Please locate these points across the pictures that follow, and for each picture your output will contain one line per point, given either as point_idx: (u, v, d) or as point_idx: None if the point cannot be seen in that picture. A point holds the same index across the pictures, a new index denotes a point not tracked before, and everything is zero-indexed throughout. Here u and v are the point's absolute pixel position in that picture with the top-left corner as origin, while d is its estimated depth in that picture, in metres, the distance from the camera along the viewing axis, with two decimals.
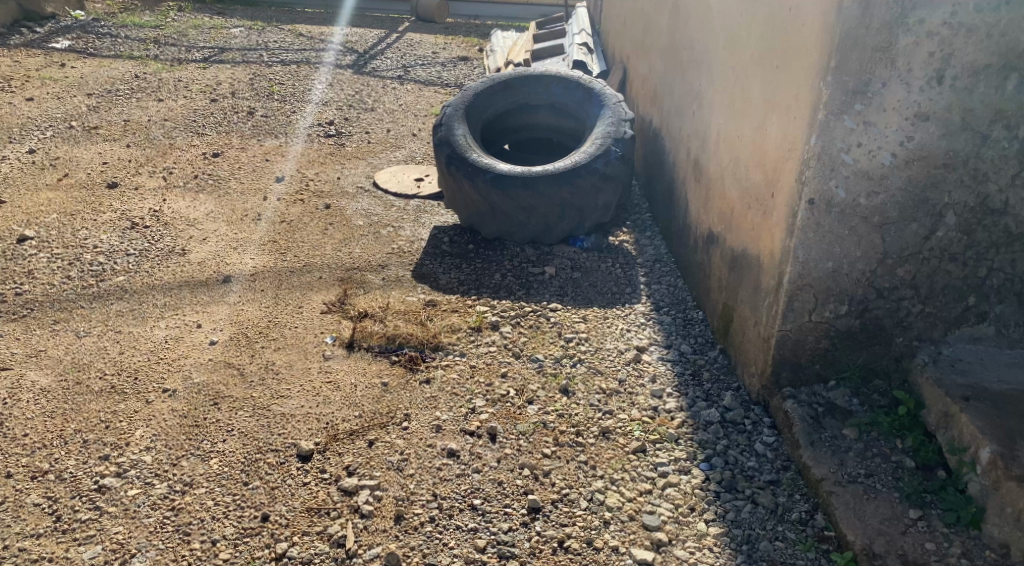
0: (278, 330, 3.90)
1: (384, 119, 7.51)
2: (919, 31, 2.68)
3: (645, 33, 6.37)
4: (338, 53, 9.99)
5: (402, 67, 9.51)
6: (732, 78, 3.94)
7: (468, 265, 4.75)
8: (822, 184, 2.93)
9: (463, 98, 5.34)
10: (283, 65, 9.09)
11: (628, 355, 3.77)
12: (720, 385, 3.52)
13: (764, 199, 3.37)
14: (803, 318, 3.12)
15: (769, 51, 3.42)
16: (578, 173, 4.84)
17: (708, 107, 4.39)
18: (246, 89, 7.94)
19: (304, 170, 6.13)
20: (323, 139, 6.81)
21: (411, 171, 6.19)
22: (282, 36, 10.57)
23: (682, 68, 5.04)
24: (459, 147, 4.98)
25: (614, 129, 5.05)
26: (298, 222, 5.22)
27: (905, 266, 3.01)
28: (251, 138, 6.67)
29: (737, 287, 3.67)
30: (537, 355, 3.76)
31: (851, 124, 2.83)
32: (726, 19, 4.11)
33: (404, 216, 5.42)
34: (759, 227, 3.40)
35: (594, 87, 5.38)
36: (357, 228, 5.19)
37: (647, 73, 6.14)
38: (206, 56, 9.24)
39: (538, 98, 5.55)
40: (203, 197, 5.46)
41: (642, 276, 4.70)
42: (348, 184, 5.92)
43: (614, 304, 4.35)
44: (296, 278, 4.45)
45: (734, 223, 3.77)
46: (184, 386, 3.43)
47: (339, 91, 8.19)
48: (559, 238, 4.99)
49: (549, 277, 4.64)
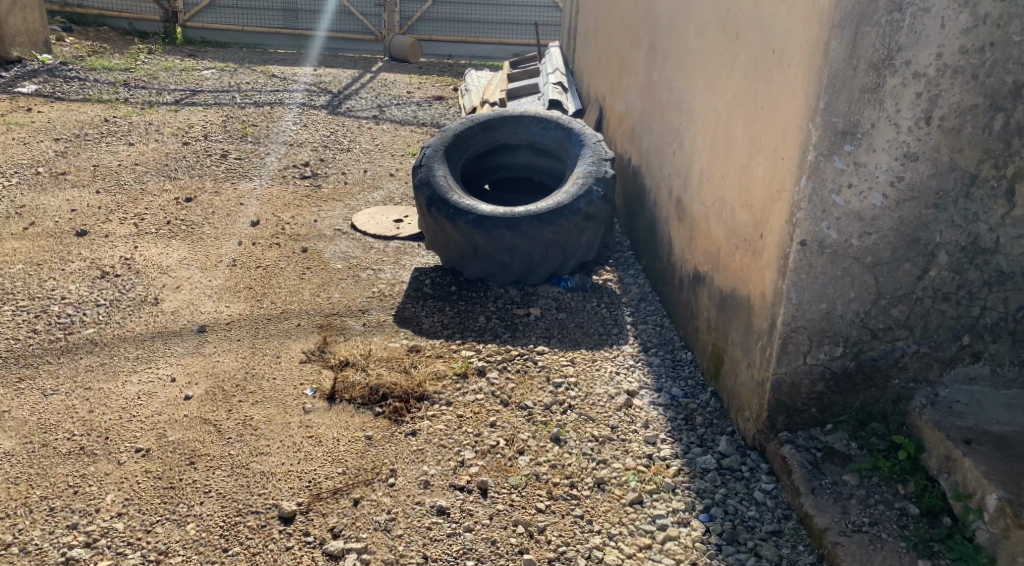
0: (256, 382, 3.76)
1: (360, 159, 7.45)
2: (906, 72, 2.66)
3: (621, 73, 6.38)
4: (312, 93, 9.95)
5: (376, 107, 9.48)
6: (715, 118, 3.92)
7: (451, 308, 4.66)
8: (814, 226, 2.88)
9: (443, 138, 5.28)
10: (256, 106, 9.02)
11: (619, 400, 3.69)
12: (714, 430, 3.45)
13: (753, 240, 3.32)
14: (798, 361, 3.07)
15: (755, 91, 3.39)
16: (561, 213, 4.79)
17: (689, 147, 4.37)
18: (219, 132, 7.84)
19: (280, 213, 6.02)
20: (298, 181, 6.72)
21: (389, 212, 6.12)
22: (254, 77, 10.51)
23: (661, 107, 5.04)
24: (440, 188, 4.91)
25: (595, 168, 5.02)
26: (275, 267, 5.10)
27: (899, 306, 2.97)
28: (224, 181, 6.56)
29: (727, 328, 3.61)
30: (526, 402, 3.66)
31: (841, 165, 2.80)
32: (707, 60, 4.11)
33: (383, 259, 5.33)
34: (749, 268, 3.35)
35: (574, 127, 5.35)
36: (336, 272, 5.08)
37: (624, 112, 6.15)
38: (177, 98, 9.14)
39: (518, 138, 5.51)
40: (176, 243, 5.33)
41: (627, 316, 4.64)
42: (325, 227, 5.83)
43: (601, 346, 4.28)
44: (274, 326, 4.32)
45: (722, 264, 3.72)
46: (158, 445, 3.27)
47: (313, 132, 8.12)
48: (542, 278, 4.92)
49: (534, 319, 4.56)
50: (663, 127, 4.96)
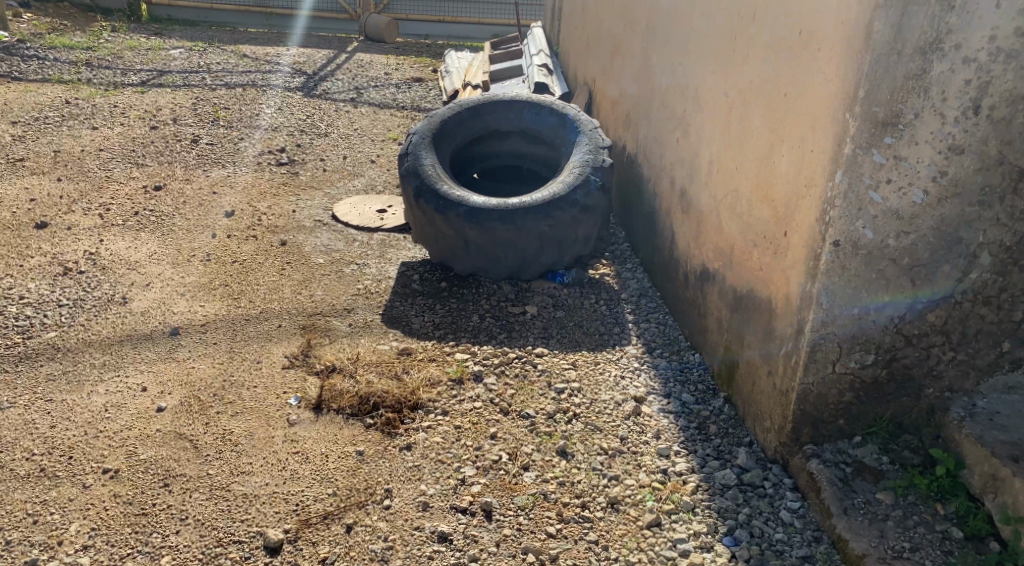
0: (234, 392, 3.47)
1: (339, 144, 7.11)
2: (956, 56, 2.42)
3: (614, 56, 6.11)
4: (286, 74, 9.55)
5: (354, 89, 9.11)
6: (726, 105, 3.68)
7: (442, 307, 4.40)
8: (849, 224, 2.66)
9: (430, 124, 5.01)
10: (228, 88, 8.62)
11: (627, 407, 3.46)
12: (731, 440, 3.23)
13: (774, 238, 3.09)
14: (826, 369, 2.85)
15: (776, 76, 3.15)
16: (558, 205, 4.53)
17: (695, 135, 4.13)
18: (189, 115, 7.45)
19: (256, 203, 5.69)
20: (274, 168, 6.38)
21: (371, 202, 5.81)
22: (225, 57, 10.08)
23: (661, 92, 4.79)
24: (428, 178, 4.64)
25: (592, 156, 4.76)
26: (252, 261, 4.79)
27: (936, 310, 2.75)
28: (196, 168, 6.20)
29: (743, 331, 3.39)
30: (527, 410, 3.42)
31: (880, 159, 2.57)
32: (716, 43, 3.86)
33: (367, 253, 5.04)
34: (770, 267, 3.13)
35: (568, 112, 5.08)
36: (318, 267, 4.78)
37: (618, 97, 5.88)
38: (143, 79, 8.71)
39: (508, 124, 5.23)
40: (145, 236, 4.98)
41: (628, 314, 4.41)
42: (304, 217, 5.51)
43: (603, 347, 4.04)
44: (253, 327, 4.02)
45: (737, 262, 3.49)
46: (128, 465, 2.98)
47: (289, 115, 7.76)
48: (537, 273, 4.68)
49: (530, 318, 4.30)
50: (664, 113, 4.71)
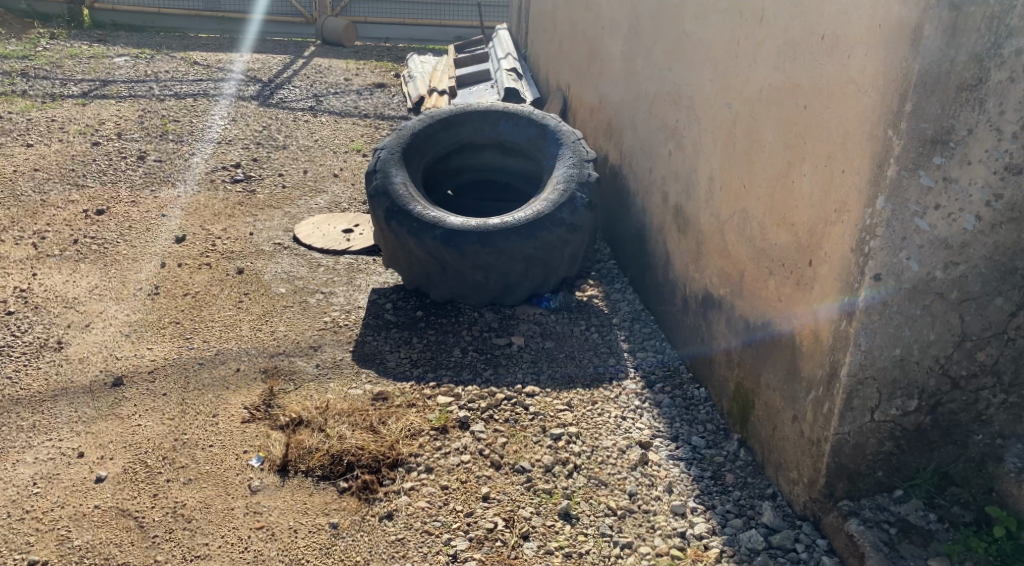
0: (187, 454, 3.02)
1: (298, 157, 6.66)
2: (1016, 64, 2.08)
3: (590, 60, 5.76)
4: (240, 82, 9.05)
5: (312, 96, 8.66)
6: (730, 116, 3.35)
7: (419, 339, 4.00)
8: (891, 256, 2.33)
9: (399, 138, 4.62)
10: (178, 98, 8.11)
11: (633, 456, 3.11)
12: (752, 493, 2.90)
13: (796, 267, 2.76)
14: (864, 418, 2.52)
15: (792, 84, 2.82)
16: (542, 225, 4.17)
17: (691, 148, 3.79)
18: (135, 129, 6.94)
19: (209, 225, 5.24)
20: (228, 186, 5.91)
21: (336, 221, 5.38)
22: (174, 65, 9.55)
23: (647, 100, 4.44)
24: (400, 198, 4.26)
25: (577, 171, 4.42)
26: (205, 294, 4.34)
27: (987, 348, 2.43)
28: (142, 188, 5.72)
29: (759, 367, 3.05)
30: (522, 463, 3.05)
31: (928, 182, 2.24)
32: (715, 48, 3.53)
33: (334, 279, 4.62)
34: (791, 298, 2.79)
35: (548, 123, 4.73)
36: (280, 298, 4.36)
37: (597, 103, 5.53)
38: (85, 91, 8.18)
39: (484, 136, 4.85)
40: (84, 267, 4.51)
41: (623, 341, 4.06)
42: (263, 240, 5.07)
43: (599, 381, 3.68)
44: (207, 373, 3.58)
45: (748, 290, 3.16)
46: (60, 556, 2.57)
47: (243, 127, 7.29)
48: (522, 298, 4.30)
49: (517, 350, 3.93)
50: (652, 122, 4.37)
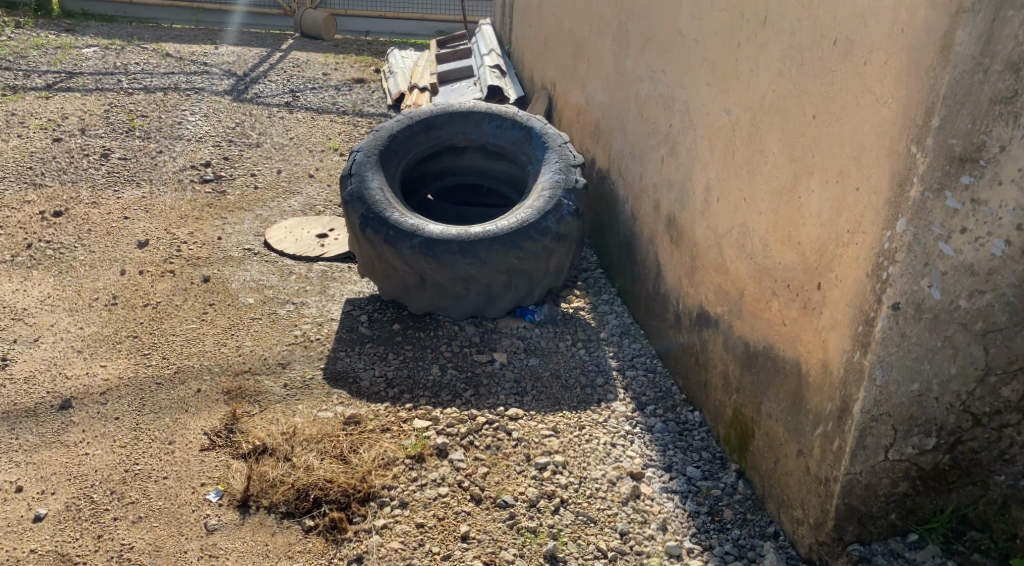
0: (137, 487, 2.76)
1: (272, 156, 6.38)
2: None
3: (577, 58, 5.53)
4: (213, 76, 8.74)
5: (289, 92, 8.36)
6: (728, 124, 3.14)
7: (395, 356, 3.76)
8: (912, 283, 2.13)
9: (376, 140, 4.37)
10: (147, 92, 7.80)
11: (624, 489, 2.89)
12: (753, 531, 2.70)
13: (803, 290, 2.55)
14: (877, 457, 2.31)
15: (798, 91, 2.61)
16: (526, 234, 3.94)
17: (685, 155, 3.57)
18: (100, 124, 6.62)
19: (175, 229, 4.95)
20: (197, 186, 5.63)
21: (310, 224, 5.11)
22: (145, 57, 9.21)
23: (638, 103, 4.22)
24: (376, 203, 4.02)
25: (564, 176, 4.21)
26: (167, 304, 4.06)
27: (1013, 383, 2.24)
28: (105, 188, 5.43)
29: (759, 395, 2.84)
30: (504, 498, 2.82)
31: (955, 204, 2.05)
32: (712, 50, 3.31)
33: (306, 288, 4.36)
34: (797, 323, 2.58)
35: (533, 126, 4.51)
36: (247, 309, 4.09)
37: (584, 104, 5.31)
38: (49, 83, 7.84)
39: (466, 139, 4.62)
40: (37, 275, 4.23)
41: (611, 358, 3.84)
42: (232, 246, 4.80)
43: (587, 403, 3.46)
44: (164, 393, 3.32)
45: (748, 311, 2.94)
46: None
47: (215, 123, 6.98)
48: (504, 310, 4.07)
49: (499, 368, 3.69)
50: (643, 126, 4.15)
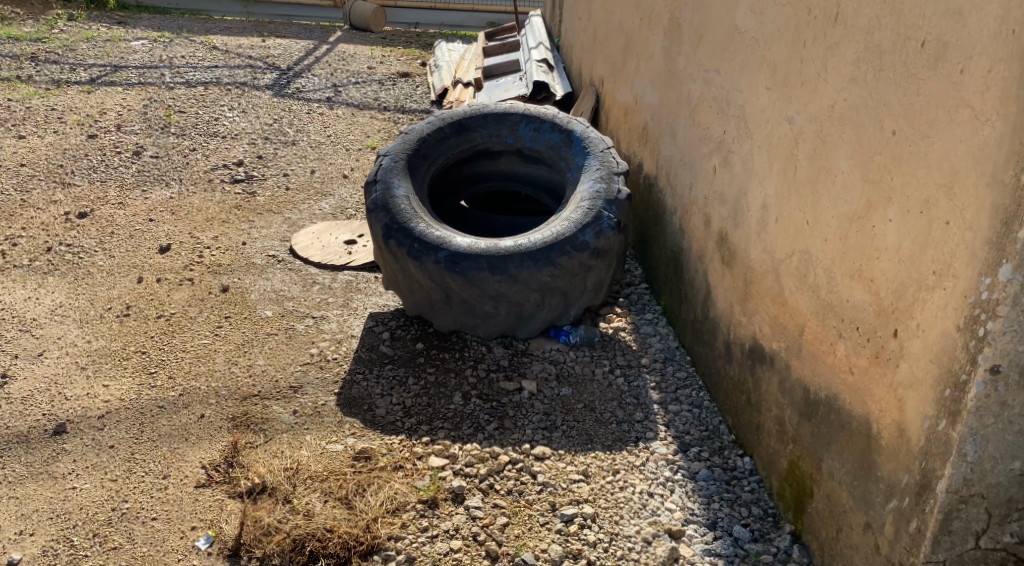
0: (122, 530, 2.59)
1: (308, 155, 6.16)
2: None
3: (627, 54, 5.16)
4: (256, 69, 8.58)
5: (331, 86, 8.15)
6: (790, 134, 2.75)
7: (416, 380, 3.46)
8: (1017, 343, 1.75)
9: (405, 143, 4.09)
10: (188, 86, 7.67)
11: (659, 550, 2.58)
12: None
13: (874, 335, 2.17)
14: (965, 545, 1.94)
15: (874, 101, 2.22)
16: (561, 249, 3.62)
17: (740, 167, 3.20)
18: (136, 120, 6.49)
19: (199, 232, 4.75)
20: (227, 187, 5.43)
21: (339, 228, 4.85)
22: (191, 49, 9.12)
23: (690, 105, 3.85)
24: (401, 213, 3.74)
25: (605, 186, 3.87)
26: (181, 316, 3.85)
27: None
28: (133, 187, 5.27)
29: (819, 449, 2.47)
30: (524, 556, 2.54)
31: None
32: (773, 49, 2.92)
33: (329, 300, 4.11)
34: (866, 374, 2.20)
35: (574, 129, 4.16)
36: (264, 323, 3.86)
37: (633, 103, 4.93)
38: (93, 76, 7.78)
39: (502, 143, 4.29)
40: (52, 282, 4.08)
41: (653, 388, 3.49)
42: (256, 252, 4.58)
43: (623, 442, 3.12)
44: (165, 419, 3.09)
45: (808, 351, 2.56)
46: None
47: (253, 119, 6.80)
48: (537, 331, 3.75)
49: (528, 397, 3.37)
50: (694, 132, 3.78)
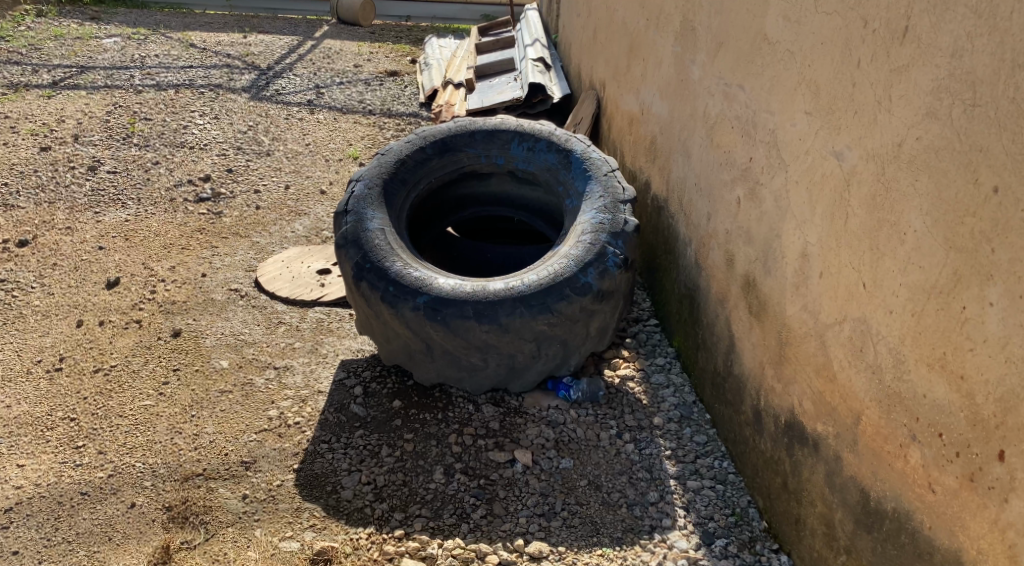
0: None
1: (282, 167, 5.63)
2: None
3: (631, 58, 4.63)
4: (235, 69, 8.04)
5: (314, 87, 7.61)
6: (838, 172, 2.24)
7: (390, 449, 2.97)
8: None
9: (381, 166, 3.58)
10: (159, 89, 7.14)
11: None
12: None
13: (966, 451, 1.72)
14: None
15: (962, 144, 1.74)
16: (560, 293, 3.11)
17: (770, 203, 2.70)
18: (97, 129, 5.97)
19: (153, 262, 4.23)
20: (190, 206, 4.91)
21: (311, 255, 4.30)
22: (167, 47, 8.57)
23: (706, 122, 3.34)
24: (374, 249, 3.24)
25: (609, 215, 3.36)
26: (123, 370, 3.36)
27: None
28: (84, 208, 4.76)
29: None
30: None
31: None
32: (813, 67, 2.41)
33: (295, 345, 3.59)
34: (954, 499, 1.75)
35: (574, 148, 3.66)
36: (218, 376, 3.35)
37: (639, 113, 4.41)
38: (56, 79, 7.25)
39: (492, 164, 3.78)
40: None
41: (668, 456, 2.99)
42: (216, 284, 4.05)
43: (634, 534, 2.66)
44: (87, 512, 2.69)
45: (865, 447, 2.06)
46: None
47: (225, 126, 6.27)
48: (533, 384, 3.25)
49: (522, 472, 2.89)
50: (711, 154, 3.27)
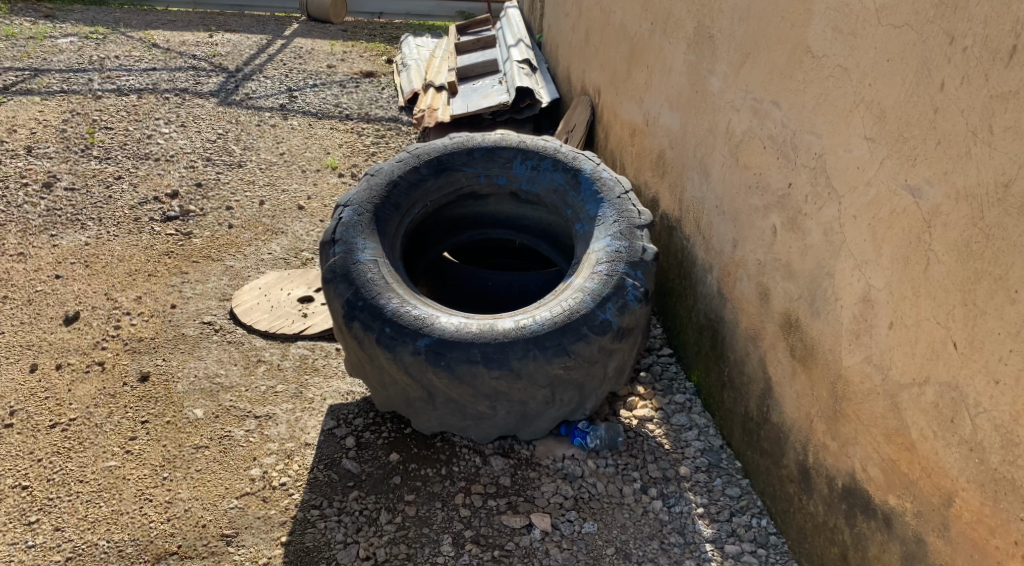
0: None
1: (255, 179, 5.23)
2: None
3: (632, 64, 4.31)
4: (202, 71, 7.58)
5: (286, 90, 7.19)
6: (915, 209, 1.95)
7: (390, 516, 2.66)
8: None
9: (371, 189, 3.22)
10: (120, 94, 6.68)
11: None
12: None
13: None
14: None
15: None
16: (576, 333, 2.78)
17: (816, 235, 2.41)
18: (52, 140, 5.52)
19: (116, 291, 3.83)
20: (156, 226, 4.51)
21: (291, 281, 3.93)
22: (127, 48, 8.08)
23: (730, 139, 3.03)
24: (366, 284, 2.89)
25: (626, 243, 3.05)
26: (83, 425, 2.99)
27: None
28: (39, 231, 4.35)
29: None
30: None
31: None
32: (875, 86, 2.11)
33: (277, 388, 3.22)
34: None
35: (582, 167, 3.34)
36: (192, 429, 2.99)
37: (643, 124, 4.09)
38: (8, 84, 6.76)
39: (492, 185, 3.45)
40: None
41: (701, 515, 2.70)
42: (186, 316, 3.66)
43: None
44: None
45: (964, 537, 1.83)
46: None
47: (193, 135, 5.85)
48: (545, 432, 2.92)
49: (541, 541, 2.61)
50: (737, 174, 2.97)
